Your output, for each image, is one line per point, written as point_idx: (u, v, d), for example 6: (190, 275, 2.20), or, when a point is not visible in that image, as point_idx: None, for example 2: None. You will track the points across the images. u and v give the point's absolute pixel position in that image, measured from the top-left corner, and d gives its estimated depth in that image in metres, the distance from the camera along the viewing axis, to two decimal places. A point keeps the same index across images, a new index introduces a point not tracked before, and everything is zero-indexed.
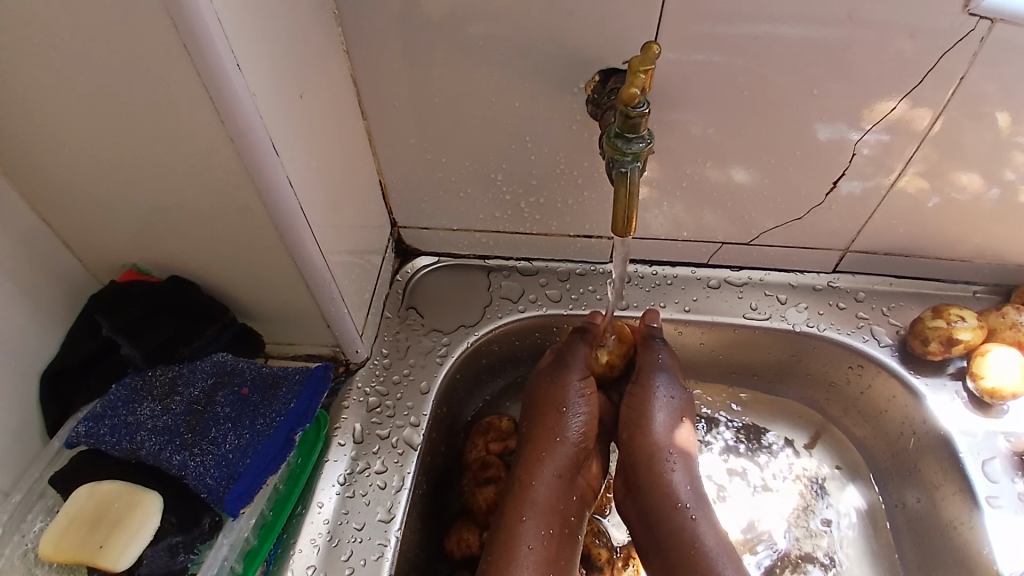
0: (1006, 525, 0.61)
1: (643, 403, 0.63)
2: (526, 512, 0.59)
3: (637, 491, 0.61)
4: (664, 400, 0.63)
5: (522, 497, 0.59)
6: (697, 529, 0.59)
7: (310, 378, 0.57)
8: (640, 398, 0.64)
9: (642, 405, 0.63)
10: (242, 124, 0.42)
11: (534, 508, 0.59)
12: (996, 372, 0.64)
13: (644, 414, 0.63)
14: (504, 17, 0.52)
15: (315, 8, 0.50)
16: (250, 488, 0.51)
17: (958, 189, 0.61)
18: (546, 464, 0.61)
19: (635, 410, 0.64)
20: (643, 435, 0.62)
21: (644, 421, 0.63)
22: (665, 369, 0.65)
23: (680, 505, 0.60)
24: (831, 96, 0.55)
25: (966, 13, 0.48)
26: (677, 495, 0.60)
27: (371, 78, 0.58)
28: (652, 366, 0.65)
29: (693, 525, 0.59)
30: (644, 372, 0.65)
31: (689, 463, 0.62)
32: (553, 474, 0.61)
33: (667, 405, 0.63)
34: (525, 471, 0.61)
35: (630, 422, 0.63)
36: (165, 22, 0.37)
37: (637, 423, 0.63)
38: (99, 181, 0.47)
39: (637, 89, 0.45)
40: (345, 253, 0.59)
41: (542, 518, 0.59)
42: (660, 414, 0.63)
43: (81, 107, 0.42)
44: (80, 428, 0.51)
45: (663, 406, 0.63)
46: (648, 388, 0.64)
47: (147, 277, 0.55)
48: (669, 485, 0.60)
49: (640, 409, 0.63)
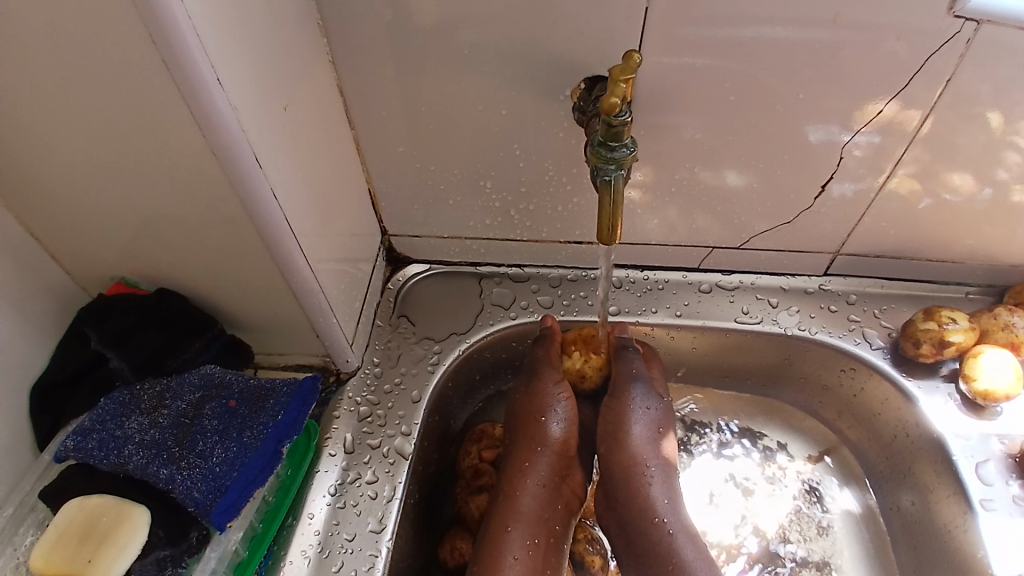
0: (1000, 527, 0.61)
1: (620, 415, 0.63)
2: (514, 522, 0.59)
3: (616, 505, 0.62)
4: (640, 413, 0.63)
5: (507, 508, 0.60)
6: (675, 544, 0.59)
7: (298, 391, 0.57)
8: (616, 411, 0.63)
9: (619, 418, 0.63)
10: (225, 139, 0.42)
11: (522, 517, 0.59)
12: (988, 374, 0.64)
13: (622, 427, 0.63)
14: (490, 25, 0.52)
15: (299, 19, 0.50)
16: (237, 501, 0.52)
17: (949, 189, 0.61)
18: (532, 471, 0.61)
19: (611, 422, 0.63)
20: (621, 448, 0.62)
21: (621, 434, 0.62)
22: (640, 380, 0.64)
23: (657, 520, 0.60)
24: (819, 99, 0.55)
25: (952, 14, 0.48)
26: (655, 510, 0.60)
27: (358, 88, 0.58)
28: (626, 378, 0.64)
29: (670, 540, 0.59)
30: (620, 384, 0.64)
31: (668, 476, 0.62)
32: (536, 484, 0.61)
33: (644, 417, 0.63)
34: (512, 479, 0.61)
35: (608, 436, 0.63)
36: (144, 37, 0.37)
37: (614, 436, 0.63)
38: (86, 195, 0.48)
39: (618, 99, 0.45)
40: (334, 262, 0.59)
41: (530, 527, 0.59)
42: (638, 426, 0.63)
43: (65, 123, 0.42)
44: (69, 442, 0.51)
45: (641, 418, 0.63)
46: (624, 400, 0.63)
47: (135, 289, 0.55)
48: (647, 499, 0.60)
49: (617, 423, 0.63)
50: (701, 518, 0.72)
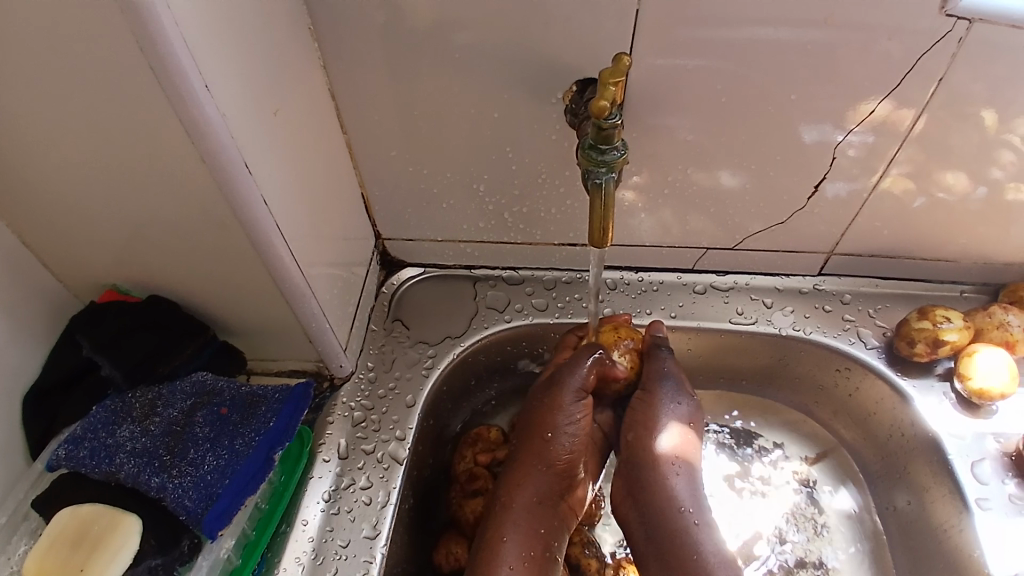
0: (996, 527, 0.60)
1: (650, 408, 0.63)
2: (509, 533, 0.59)
3: (638, 495, 0.61)
4: (672, 407, 0.63)
5: (503, 517, 0.59)
6: (698, 536, 0.59)
7: (290, 396, 0.57)
8: (646, 404, 0.64)
9: (648, 410, 0.63)
10: (213, 145, 0.42)
11: (516, 530, 0.59)
12: (983, 373, 0.64)
13: (653, 418, 0.63)
14: (481, 28, 0.52)
15: (289, 23, 0.50)
16: (229, 508, 0.51)
17: (944, 188, 0.61)
18: (526, 487, 0.60)
19: (640, 413, 0.64)
20: (650, 439, 0.62)
21: (651, 425, 0.63)
22: (670, 378, 0.64)
23: (682, 510, 0.60)
24: (811, 99, 0.55)
25: (943, 14, 0.48)
26: (679, 501, 0.60)
27: (350, 92, 0.58)
28: (657, 374, 0.65)
29: (694, 530, 0.59)
30: (650, 380, 0.65)
31: (692, 472, 0.62)
32: (530, 501, 0.60)
33: (675, 411, 0.63)
34: (510, 488, 0.61)
35: (636, 427, 0.63)
36: (131, 44, 0.36)
37: (643, 427, 0.63)
38: (76, 201, 0.47)
39: (607, 102, 0.44)
40: (327, 267, 0.59)
41: (525, 539, 0.58)
42: (665, 420, 0.63)
43: (53, 129, 0.42)
44: (60, 451, 0.50)
45: (669, 412, 0.63)
46: (654, 395, 0.64)
47: (127, 296, 0.55)
48: (671, 492, 0.60)
49: (646, 415, 0.63)
50: None
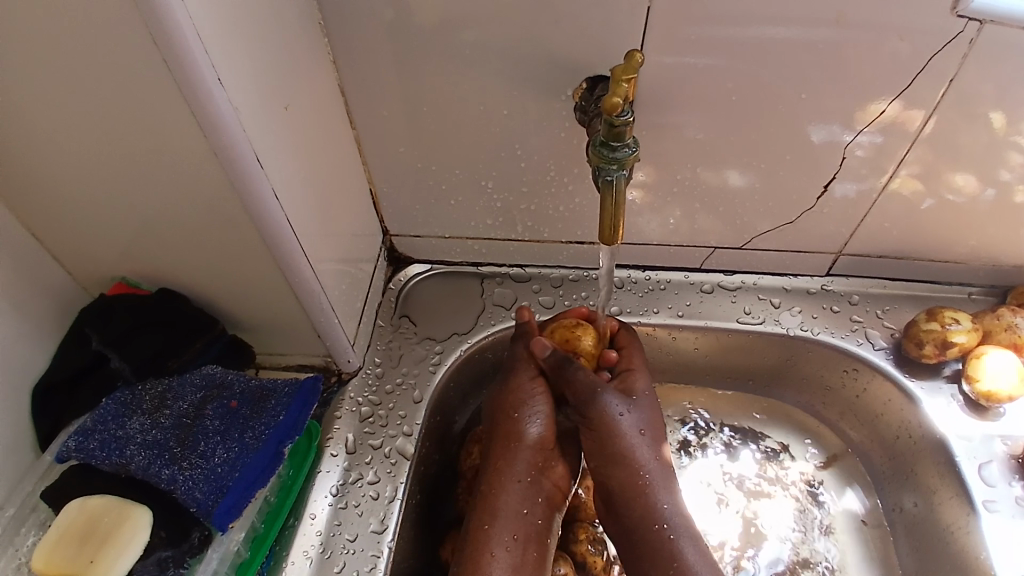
0: (1003, 529, 0.60)
1: (604, 422, 0.60)
2: (492, 521, 0.58)
3: (617, 510, 0.61)
4: (626, 418, 0.61)
5: (488, 505, 0.59)
6: (677, 547, 0.58)
7: (299, 391, 0.57)
8: (598, 417, 0.61)
9: (603, 424, 0.60)
10: (225, 138, 0.42)
11: (500, 516, 0.59)
12: (991, 375, 0.64)
13: (608, 433, 0.60)
14: (490, 25, 0.52)
15: (299, 18, 0.50)
16: (238, 502, 0.52)
17: (953, 190, 0.61)
18: (507, 472, 0.60)
19: (593, 428, 0.61)
20: (610, 452, 0.60)
21: (608, 437, 0.60)
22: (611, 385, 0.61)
23: (658, 525, 0.59)
24: (822, 99, 0.55)
25: (954, 15, 0.48)
26: (655, 515, 0.59)
27: (360, 89, 0.58)
28: (601, 385, 0.61)
29: (671, 544, 0.58)
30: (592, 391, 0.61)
31: (664, 472, 0.61)
32: (514, 483, 0.60)
33: (631, 420, 0.61)
34: (489, 479, 0.60)
35: (595, 446, 0.61)
36: (146, 38, 0.37)
37: (600, 441, 0.61)
38: (86, 194, 0.47)
39: (620, 98, 0.44)
40: (336, 262, 0.59)
41: (510, 524, 0.59)
42: (625, 429, 0.61)
43: (66, 122, 0.42)
44: (71, 442, 0.51)
45: (626, 421, 0.61)
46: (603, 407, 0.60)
47: (136, 289, 0.55)
48: (647, 505, 0.60)
49: (602, 429, 0.60)
50: (702, 519, 0.71)
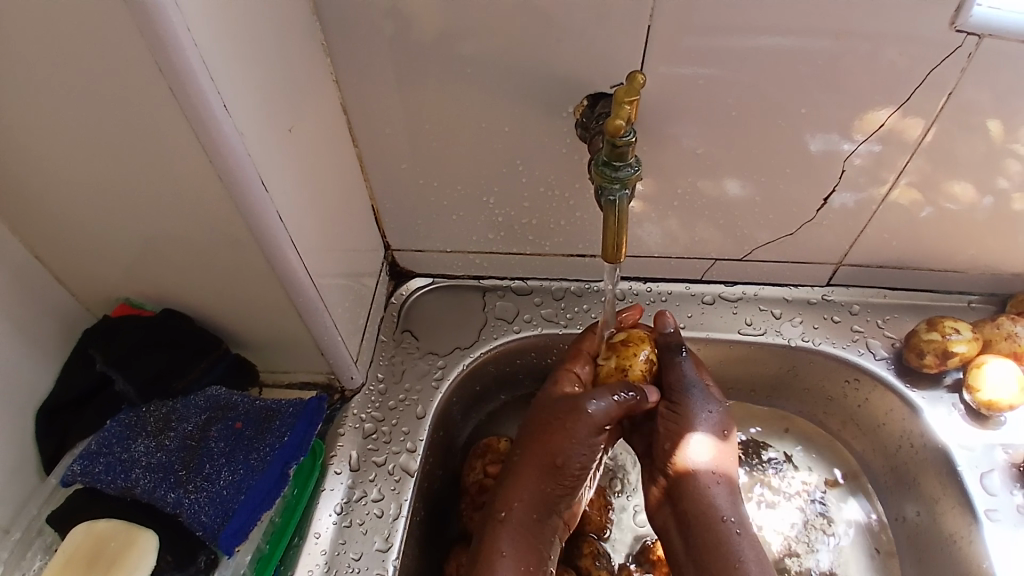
0: (1005, 539, 0.61)
1: (685, 420, 0.62)
2: (501, 540, 0.58)
3: (678, 506, 0.61)
4: (703, 417, 0.62)
5: (496, 528, 0.59)
6: (739, 546, 0.58)
7: (304, 411, 0.57)
8: (676, 414, 0.62)
9: (684, 419, 0.62)
10: (231, 163, 0.42)
11: (506, 534, 0.58)
12: (992, 385, 0.64)
13: (687, 430, 0.62)
14: (492, 42, 0.52)
15: (303, 38, 0.50)
16: (245, 525, 0.52)
17: (950, 199, 0.61)
18: (529, 491, 0.60)
19: (674, 423, 0.62)
20: (686, 449, 0.62)
21: (685, 434, 0.62)
22: (696, 384, 0.63)
23: (723, 521, 0.59)
24: (821, 111, 0.55)
25: (953, 29, 0.49)
26: (721, 512, 0.59)
27: (361, 105, 0.58)
28: (683, 382, 0.63)
29: (736, 540, 0.59)
30: (678, 389, 0.63)
31: (731, 482, 0.61)
32: (529, 503, 0.60)
33: (707, 421, 0.62)
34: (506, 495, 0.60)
35: (670, 439, 0.62)
36: (151, 65, 0.37)
37: (679, 437, 0.62)
38: (91, 216, 0.47)
39: (622, 120, 0.45)
40: (338, 278, 0.59)
41: (520, 553, 0.58)
42: (703, 431, 0.62)
43: (71, 148, 0.42)
44: (76, 466, 0.51)
45: (704, 422, 0.62)
46: (685, 405, 0.62)
47: (141, 310, 0.55)
48: (710, 504, 0.60)
49: (682, 425, 0.62)
50: None
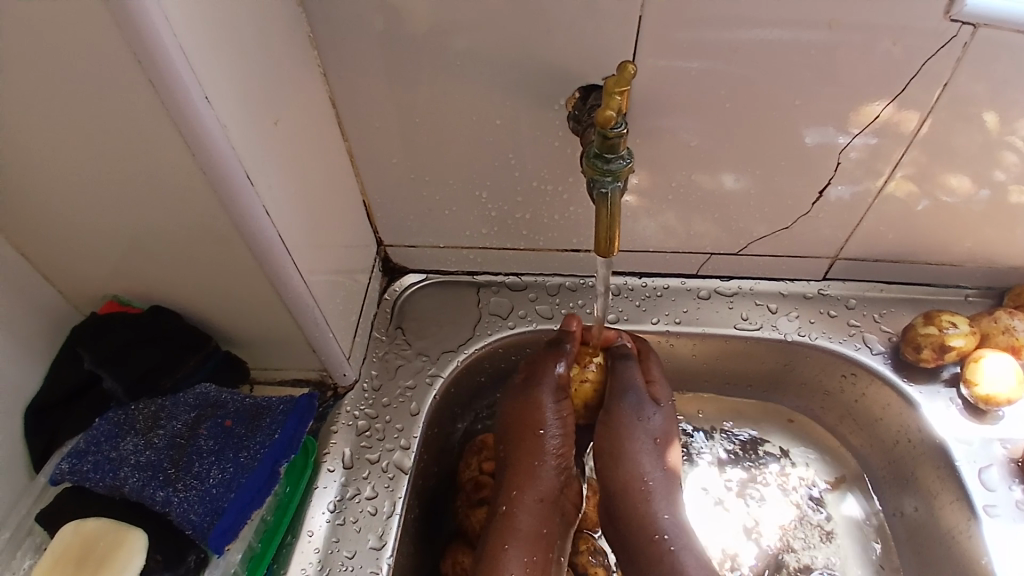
0: (1003, 534, 0.60)
1: (615, 433, 0.62)
2: (510, 540, 0.59)
3: (616, 522, 0.62)
4: (637, 429, 0.62)
5: (506, 526, 0.59)
6: (676, 560, 0.59)
7: (295, 408, 0.57)
8: (610, 429, 0.63)
9: (613, 435, 0.62)
10: (215, 157, 0.41)
11: (517, 535, 0.59)
12: (990, 378, 0.64)
13: (618, 445, 0.62)
14: (481, 34, 0.51)
15: (289, 31, 0.50)
16: (235, 523, 0.51)
17: (947, 191, 0.61)
18: (530, 489, 0.60)
19: (606, 440, 0.63)
20: (617, 466, 0.62)
21: (617, 452, 0.62)
22: (634, 390, 0.63)
23: (657, 537, 0.60)
24: (816, 103, 0.55)
25: (948, 19, 0.48)
26: (655, 526, 0.60)
27: (351, 100, 0.58)
28: (621, 387, 0.63)
29: (672, 556, 0.59)
30: (614, 397, 0.63)
31: (669, 492, 0.62)
32: (535, 500, 0.60)
33: (641, 434, 0.63)
34: (506, 496, 0.61)
35: (604, 454, 0.63)
36: (130, 59, 0.36)
37: (609, 454, 0.62)
38: (77, 213, 0.47)
39: (613, 111, 0.44)
40: (329, 274, 0.59)
41: (529, 544, 0.59)
42: (634, 443, 0.62)
43: (54, 145, 0.42)
44: (64, 465, 0.50)
45: (638, 434, 0.62)
46: (618, 416, 0.63)
47: (129, 307, 0.55)
48: (648, 516, 0.61)
49: (612, 439, 0.62)
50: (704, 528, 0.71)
